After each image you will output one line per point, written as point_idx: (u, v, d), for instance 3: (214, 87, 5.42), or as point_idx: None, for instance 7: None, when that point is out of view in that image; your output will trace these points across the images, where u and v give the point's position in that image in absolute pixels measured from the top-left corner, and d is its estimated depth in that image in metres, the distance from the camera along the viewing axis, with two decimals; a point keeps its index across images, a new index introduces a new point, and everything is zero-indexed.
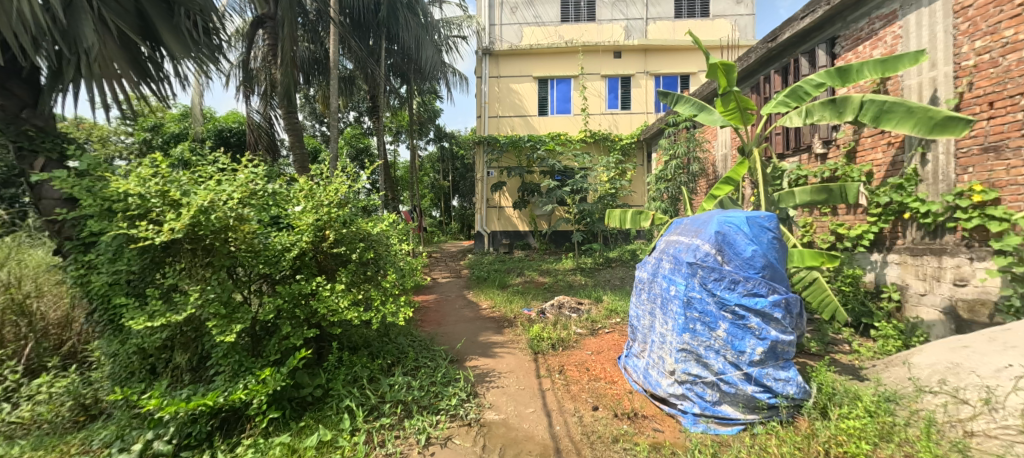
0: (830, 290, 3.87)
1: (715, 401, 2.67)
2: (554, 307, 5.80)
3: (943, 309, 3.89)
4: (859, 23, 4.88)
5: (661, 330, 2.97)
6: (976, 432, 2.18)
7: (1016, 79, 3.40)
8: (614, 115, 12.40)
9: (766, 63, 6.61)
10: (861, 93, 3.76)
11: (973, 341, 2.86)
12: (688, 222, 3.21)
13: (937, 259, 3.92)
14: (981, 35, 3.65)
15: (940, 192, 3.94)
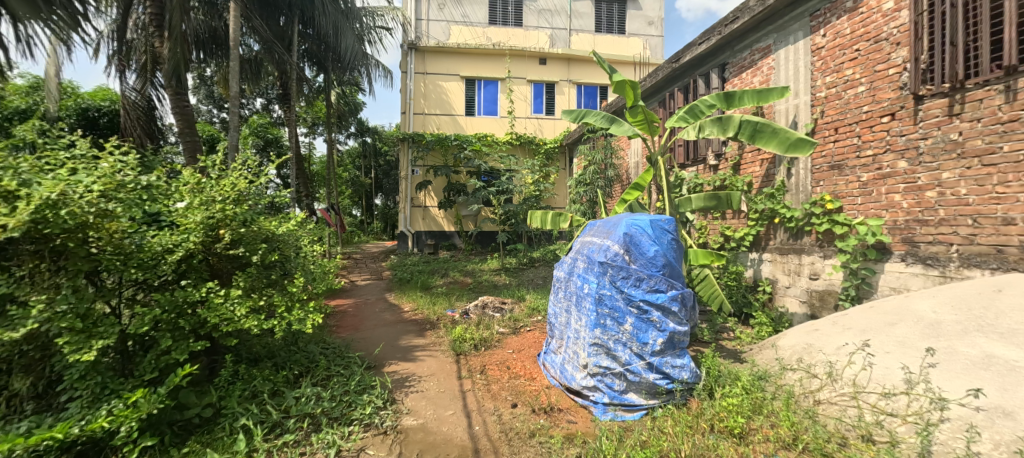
0: (718, 285, 4.39)
1: (622, 390, 2.88)
2: (478, 307, 5.81)
3: (803, 300, 4.63)
4: (743, 53, 5.61)
5: (576, 327, 3.12)
6: (822, 401, 2.63)
7: (853, 110, 4.16)
8: (539, 120, 12.80)
9: (670, 82, 7.32)
10: (740, 114, 4.31)
11: (821, 325, 3.45)
12: (601, 224, 3.44)
13: (799, 257, 4.65)
14: (830, 72, 4.41)
15: (801, 201, 4.69)
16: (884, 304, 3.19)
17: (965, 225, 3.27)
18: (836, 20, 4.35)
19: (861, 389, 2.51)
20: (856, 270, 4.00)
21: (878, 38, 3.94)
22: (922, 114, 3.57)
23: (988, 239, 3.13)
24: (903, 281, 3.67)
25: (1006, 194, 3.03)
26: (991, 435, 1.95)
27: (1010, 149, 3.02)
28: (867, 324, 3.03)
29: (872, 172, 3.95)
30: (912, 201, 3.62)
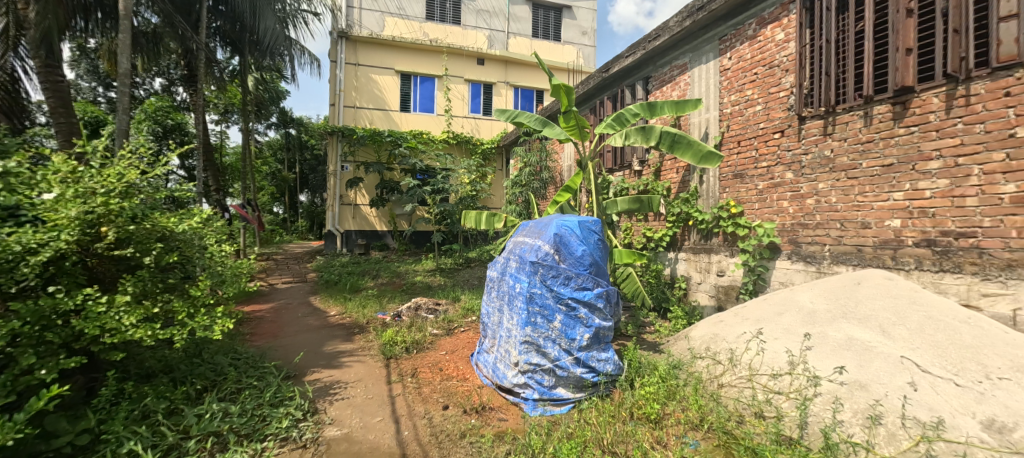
0: (640, 283, 4.71)
1: (551, 385, 2.97)
2: (410, 309, 5.64)
3: (712, 294, 5.13)
4: (663, 68, 6.09)
5: (508, 325, 3.15)
6: (724, 385, 2.93)
7: (753, 126, 4.69)
8: (477, 119, 12.79)
9: (599, 90, 7.71)
10: (660, 125, 4.66)
11: (724, 317, 3.86)
12: (532, 224, 3.52)
13: (709, 256, 5.15)
14: (734, 91, 4.94)
15: (711, 206, 5.20)
16: (774, 297, 3.65)
17: (835, 229, 3.84)
18: (739, 46, 4.88)
19: (755, 372, 2.84)
20: (754, 267, 4.52)
21: (771, 65, 4.49)
22: (804, 133, 4.14)
23: (851, 240, 3.71)
24: (790, 277, 4.21)
25: (865, 203, 3.62)
26: (850, 405, 2.32)
27: (867, 165, 3.61)
28: (760, 315, 3.45)
29: (767, 181, 4.50)
30: (797, 207, 4.18)
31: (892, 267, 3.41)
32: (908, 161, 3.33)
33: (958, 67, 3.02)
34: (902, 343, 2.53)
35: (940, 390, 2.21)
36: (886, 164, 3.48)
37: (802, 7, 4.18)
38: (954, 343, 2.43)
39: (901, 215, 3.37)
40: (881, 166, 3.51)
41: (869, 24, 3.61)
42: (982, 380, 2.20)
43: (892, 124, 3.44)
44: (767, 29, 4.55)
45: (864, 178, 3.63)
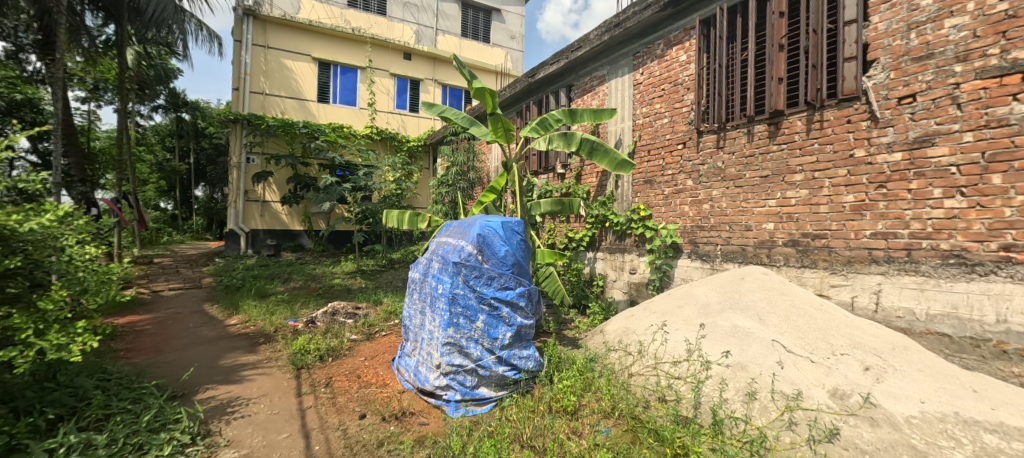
0: (560, 281, 4.93)
1: (474, 385, 2.97)
2: (326, 314, 5.26)
3: (625, 291, 5.53)
4: (584, 78, 6.44)
5: (430, 327, 3.10)
6: (633, 374, 3.19)
7: (660, 137, 5.15)
8: (402, 116, 12.37)
9: (525, 95, 7.90)
10: (580, 132, 4.92)
11: (635, 311, 4.19)
12: (456, 225, 3.51)
13: (623, 255, 5.54)
14: (644, 104, 5.39)
15: (624, 209, 5.60)
16: (676, 292, 4.04)
17: (725, 231, 4.36)
18: (650, 63, 5.33)
19: (659, 360, 3.13)
20: (660, 265, 4.96)
21: (675, 83, 4.98)
22: (702, 145, 4.65)
23: (737, 241, 4.24)
24: (689, 273, 4.70)
25: (748, 208, 4.16)
26: (733, 384, 2.66)
27: (750, 176, 4.16)
28: (665, 308, 3.80)
29: (672, 188, 4.97)
30: (695, 211, 4.67)
31: (768, 264, 3.97)
32: (780, 174, 3.91)
33: (815, 96, 3.62)
34: (773, 329, 2.96)
35: (800, 367, 2.62)
36: (763, 176, 4.04)
37: (701, 33, 4.69)
38: (811, 326, 2.91)
39: (774, 219, 3.94)
40: (760, 177, 4.07)
41: (752, 54, 4.17)
42: (829, 356, 2.66)
43: (768, 141, 4.01)
44: (672, 50, 5.03)
45: (748, 187, 4.17)
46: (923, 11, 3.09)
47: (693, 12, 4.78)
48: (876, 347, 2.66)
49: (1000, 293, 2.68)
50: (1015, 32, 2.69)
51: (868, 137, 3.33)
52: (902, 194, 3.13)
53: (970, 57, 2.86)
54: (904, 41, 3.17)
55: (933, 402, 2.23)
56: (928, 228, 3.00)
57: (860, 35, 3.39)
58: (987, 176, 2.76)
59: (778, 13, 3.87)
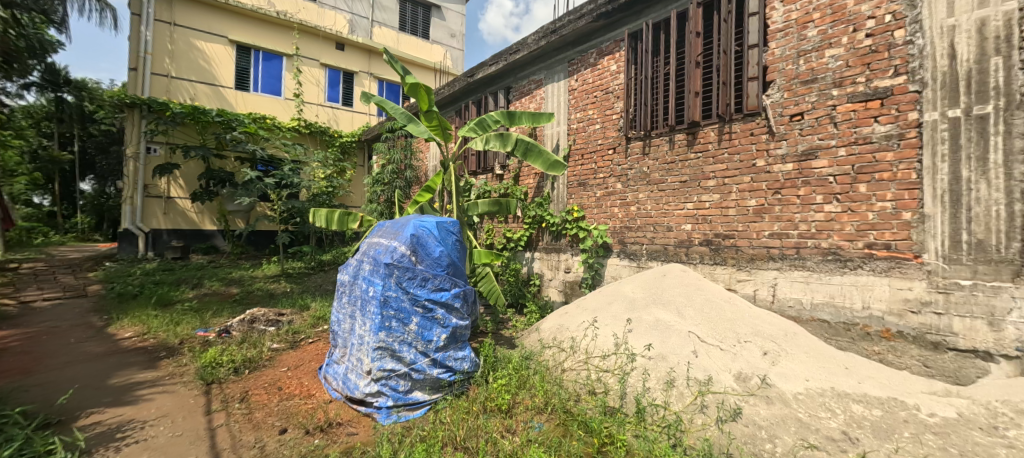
0: (496, 281, 4.97)
1: (407, 390, 2.89)
2: (243, 322, 4.81)
3: (561, 289, 5.70)
4: (522, 81, 6.55)
5: (360, 332, 2.97)
6: (566, 369, 3.30)
7: (593, 142, 5.40)
8: (334, 109, 11.70)
9: (464, 94, 7.85)
10: (516, 133, 4.99)
11: (569, 309, 4.35)
12: (389, 225, 3.39)
13: (558, 255, 5.71)
14: (578, 109, 5.61)
15: (560, 210, 5.79)
16: (606, 290, 4.26)
17: (649, 231, 4.68)
18: (583, 70, 5.56)
19: (590, 355, 3.28)
20: (593, 264, 5.19)
21: (606, 91, 5.25)
22: (630, 151, 4.94)
23: (660, 240, 4.57)
24: (618, 272, 4.97)
25: (669, 210, 4.50)
26: (655, 374, 2.86)
27: (671, 180, 4.50)
28: (596, 305, 3.99)
29: (603, 190, 5.22)
30: (623, 213, 4.96)
31: (686, 262, 4.32)
32: (696, 179, 4.28)
33: (725, 110, 4.02)
34: (689, 321, 3.23)
35: (711, 355, 2.89)
36: (682, 181, 4.40)
37: (629, 45, 4.99)
38: (720, 318, 3.22)
39: (691, 221, 4.30)
40: (680, 182, 4.41)
41: (672, 68, 4.52)
42: (735, 344, 2.96)
43: (687, 150, 4.38)
44: (604, 60, 5.30)
45: (669, 191, 4.51)
46: (808, 41, 3.55)
47: (622, 26, 5.07)
48: (772, 334, 3.02)
49: (865, 283, 3.16)
50: (876, 64, 3.19)
51: (767, 149, 3.76)
52: (793, 199, 3.58)
53: (844, 83, 3.34)
54: (795, 66, 3.63)
55: (815, 379, 2.57)
56: (812, 229, 3.45)
57: (761, 58, 3.82)
58: (856, 184, 3.24)
59: (695, 33, 4.25)
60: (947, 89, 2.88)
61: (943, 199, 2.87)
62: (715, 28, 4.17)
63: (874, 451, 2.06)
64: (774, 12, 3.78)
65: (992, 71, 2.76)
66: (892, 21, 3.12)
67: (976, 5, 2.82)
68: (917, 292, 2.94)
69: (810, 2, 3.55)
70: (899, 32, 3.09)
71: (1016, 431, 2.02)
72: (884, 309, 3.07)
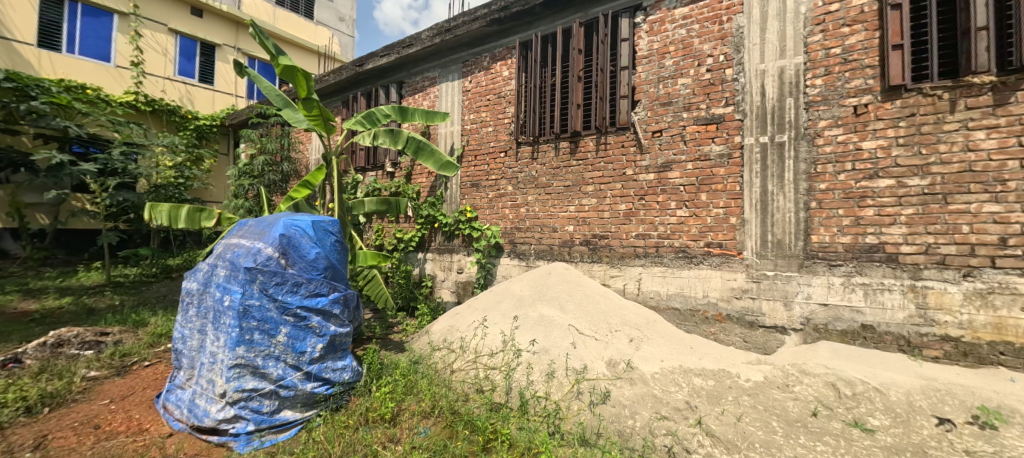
0: (384, 284, 4.74)
1: (273, 410, 2.57)
2: (44, 347, 3.76)
3: (453, 290, 5.66)
4: (416, 77, 6.36)
5: (212, 349, 2.56)
6: (455, 370, 3.30)
7: (486, 144, 5.49)
8: (188, 86, 9.90)
9: (351, 85, 7.32)
10: (407, 130, 4.78)
11: (460, 309, 4.36)
12: (253, 223, 2.99)
13: (451, 256, 5.68)
14: (472, 111, 5.66)
15: (453, 210, 5.76)
16: (496, 289, 4.37)
17: (537, 232, 4.93)
18: (477, 73, 5.62)
19: (479, 354, 3.33)
20: (485, 264, 5.28)
21: (499, 95, 5.39)
22: (520, 155, 5.15)
23: (546, 241, 4.85)
24: (509, 271, 5.14)
25: (554, 212, 4.80)
26: (537, 367, 3.02)
27: (556, 184, 4.81)
28: (486, 304, 4.08)
29: (495, 192, 5.35)
30: (514, 215, 5.14)
31: (569, 260, 4.66)
32: (578, 184, 4.65)
33: (602, 123, 4.46)
34: (570, 315, 3.50)
35: (587, 346, 3.16)
36: (566, 185, 4.74)
37: (520, 54, 5.20)
38: (596, 310, 3.55)
39: (573, 223, 4.66)
40: (564, 186, 4.75)
41: (558, 80, 4.85)
42: (607, 334, 3.30)
43: (570, 157, 4.73)
44: (497, 64, 5.43)
45: (555, 194, 4.82)
46: (666, 69, 4.13)
47: (514, 34, 5.26)
48: (637, 323, 3.44)
49: (705, 276, 3.80)
50: (714, 94, 3.85)
51: (635, 160, 4.26)
52: (653, 205, 4.12)
53: (691, 108, 3.96)
54: (656, 89, 4.18)
55: (668, 359, 3.00)
56: (669, 230, 4.02)
57: (630, 80, 4.35)
58: (700, 193, 3.87)
59: (577, 50, 4.64)
60: (760, 120, 3.61)
61: (757, 207, 3.58)
62: (594, 48, 4.61)
63: (707, 415, 2.46)
64: (641, 40, 4.31)
65: (788, 109, 3.51)
66: (725, 60, 3.81)
67: (778, 56, 3.57)
68: (740, 282, 3.63)
69: (667, 36, 4.13)
70: (729, 70, 3.78)
71: (800, 386, 2.62)
72: (718, 297, 3.72)
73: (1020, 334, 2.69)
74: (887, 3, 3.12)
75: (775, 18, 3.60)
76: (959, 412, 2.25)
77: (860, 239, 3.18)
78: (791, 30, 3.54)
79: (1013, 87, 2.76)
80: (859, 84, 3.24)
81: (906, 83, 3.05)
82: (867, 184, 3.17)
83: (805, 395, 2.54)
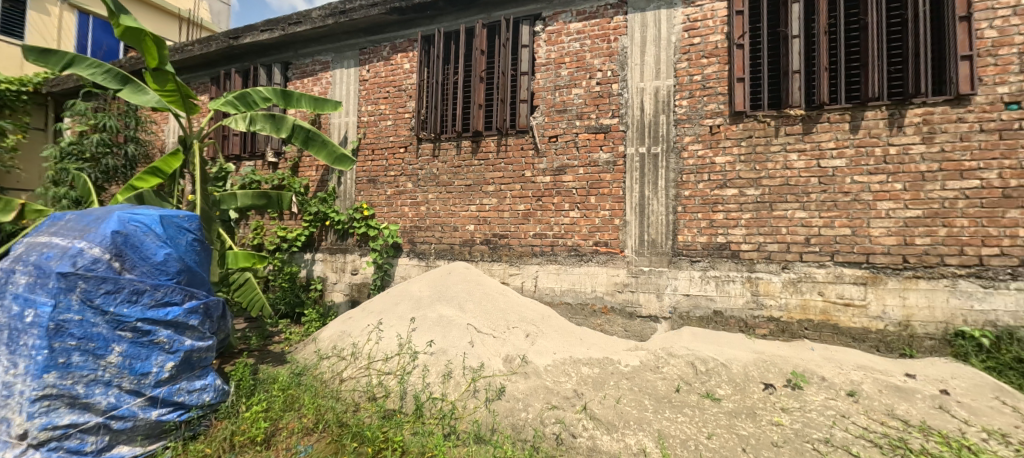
0: (259, 290, 4.28)
1: (101, 448, 2.11)
2: None
3: (346, 293, 5.26)
4: (305, 60, 5.77)
5: (6, 378, 2.00)
6: (345, 379, 3.07)
7: (384, 138, 5.22)
8: None
9: (223, 60, 6.35)
10: (293, 116, 4.22)
11: (354, 313, 4.10)
12: (73, 217, 2.41)
13: (344, 256, 5.28)
14: (369, 102, 5.33)
15: (347, 207, 5.36)
16: (393, 290, 4.19)
17: (437, 231, 4.85)
18: (375, 62, 5.31)
19: (372, 360, 3.15)
20: (382, 264, 5.01)
21: (399, 88, 5.17)
22: (420, 152, 5.00)
23: (447, 240, 4.79)
24: (408, 271, 4.95)
25: (456, 212, 4.76)
26: (434, 369, 2.98)
27: (458, 184, 4.78)
28: (382, 307, 3.89)
29: (393, 189, 5.11)
30: (413, 213, 4.97)
31: (470, 260, 4.66)
32: (479, 184, 4.68)
33: (502, 125, 4.57)
34: (469, 314, 3.51)
35: (484, 344, 3.20)
36: (467, 184, 4.74)
37: (422, 48, 5.05)
38: (494, 308, 3.62)
39: (474, 222, 4.68)
40: (465, 185, 4.74)
41: (460, 79, 4.83)
42: (505, 331, 3.39)
43: (471, 156, 4.74)
44: (397, 56, 5.20)
45: (456, 193, 4.78)
46: (562, 78, 4.38)
47: (416, 26, 5.09)
48: (533, 319, 3.60)
49: (593, 272, 4.12)
50: (602, 106, 4.20)
51: (532, 163, 4.45)
52: (549, 206, 4.35)
53: (583, 117, 4.27)
54: (552, 96, 4.42)
55: (560, 352, 3.20)
56: (563, 230, 4.28)
57: (529, 85, 4.52)
58: (590, 196, 4.19)
59: (480, 51, 4.68)
60: (640, 132, 4.04)
61: (636, 210, 4.01)
62: (496, 50, 4.69)
63: (591, 402, 2.67)
64: (540, 49, 4.51)
65: (662, 124, 3.99)
66: (612, 76, 4.19)
67: (654, 77, 4.04)
68: (622, 277, 4.02)
69: (563, 47, 4.38)
70: (615, 85, 4.17)
71: (667, 367, 2.99)
72: (604, 291, 4.07)
73: (818, 313, 3.43)
74: (734, 42, 3.73)
75: (652, 43, 4.06)
76: (779, 377, 2.80)
77: (713, 238, 3.76)
78: (664, 55, 4.02)
79: (815, 120, 3.52)
80: (714, 108, 3.82)
81: (746, 111, 3.69)
82: (719, 192, 3.76)
83: (670, 374, 2.92)
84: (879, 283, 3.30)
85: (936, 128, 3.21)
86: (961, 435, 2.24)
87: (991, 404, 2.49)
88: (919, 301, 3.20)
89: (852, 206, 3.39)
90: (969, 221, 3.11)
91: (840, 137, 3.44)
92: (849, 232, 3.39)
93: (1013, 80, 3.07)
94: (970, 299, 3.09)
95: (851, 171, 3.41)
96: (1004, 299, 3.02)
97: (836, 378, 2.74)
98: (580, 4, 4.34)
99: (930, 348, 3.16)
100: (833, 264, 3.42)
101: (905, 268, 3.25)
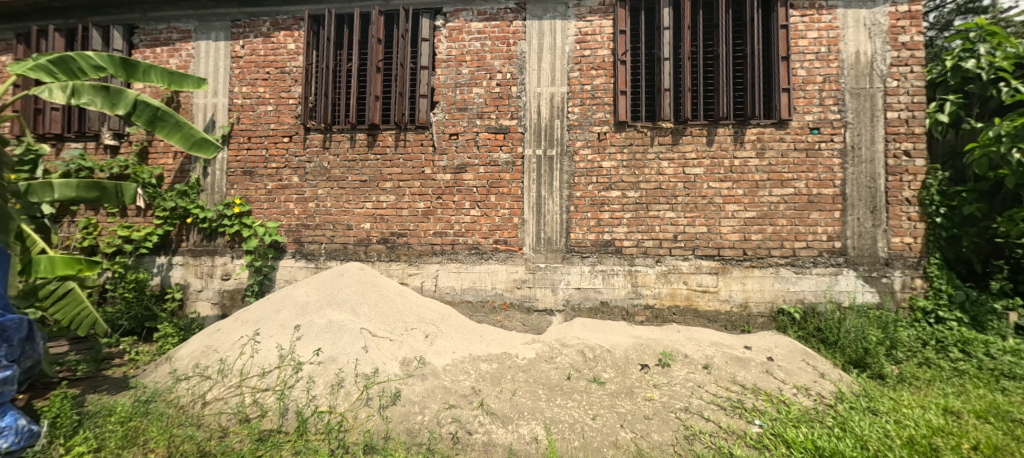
0: (89, 303, 3.52)
1: None
2: None
3: (214, 301, 4.56)
4: (158, 25, 4.84)
5: None
6: (209, 401, 2.66)
7: (263, 125, 4.63)
8: None
9: (34, 12, 4.98)
10: (138, 92, 3.46)
11: (223, 324, 3.59)
12: None
13: (211, 259, 4.57)
14: (244, 83, 4.67)
15: (215, 202, 4.64)
16: (275, 296, 3.75)
17: (328, 230, 4.46)
18: (252, 38, 4.68)
19: (245, 376, 2.79)
20: (260, 267, 4.44)
21: (282, 70, 4.63)
22: (308, 142, 4.55)
23: (339, 239, 4.44)
24: (292, 274, 4.47)
25: (349, 209, 4.44)
26: (321, 380, 2.76)
27: (351, 179, 4.47)
28: (259, 316, 3.46)
29: (275, 182, 4.57)
30: (301, 210, 4.51)
31: (365, 260, 4.39)
32: (375, 180, 4.43)
33: (401, 119, 4.42)
34: (363, 317, 3.30)
35: (379, 347, 3.06)
36: (362, 180, 4.45)
37: (309, 28, 4.60)
38: (391, 309, 3.47)
39: (369, 220, 4.41)
40: (360, 181, 4.45)
41: (354, 66, 4.52)
42: (402, 333, 3.28)
43: (367, 150, 4.47)
44: (279, 34, 4.65)
45: (349, 189, 4.46)
46: (462, 76, 4.36)
47: (302, 4, 4.61)
48: (432, 319, 3.53)
49: (493, 270, 4.20)
50: (502, 107, 4.29)
51: (433, 160, 4.36)
52: (449, 204, 4.31)
53: (483, 117, 4.31)
54: (453, 93, 4.37)
55: (460, 351, 3.21)
56: (463, 229, 4.27)
57: (429, 80, 4.42)
58: (490, 195, 4.25)
59: (376, 39, 4.45)
60: (536, 135, 4.23)
61: (534, 210, 4.19)
62: (394, 40, 4.50)
63: (489, 397, 2.72)
64: (440, 44, 4.42)
65: (556, 129, 4.22)
66: (511, 78, 4.30)
67: (549, 83, 4.25)
68: (520, 273, 4.17)
69: (464, 45, 4.37)
70: (514, 88, 4.29)
71: (560, 357, 3.19)
72: (504, 288, 4.18)
73: (683, 299, 3.98)
74: (619, 58, 4.12)
75: (548, 50, 4.27)
76: (652, 358, 3.18)
77: (600, 236, 4.12)
78: (558, 63, 4.26)
79: (681, 133, 4.06)
80: (601, 116, 4.17)
81: (627, 121, 4.11)
82: (605, 194, 4.12)
83: (562, 363, 3.12)
84: (726, 272, 3.95)
85: (766, 145, 3.95)
86: (779, 392, 2.79)
87: (799, 365, 3.15)
88: (755, 286, 3.90)
89: (708, 207, 3.99)
90: (787, 221, 3.89)
91: (699, 148, 4.03)
92: (706, 230, 3.99)
93: (815, 110, 3.91)
94: (788, 282, 3.87)
95: (708, 178, 4.01)
96: (809, 282, 3.84)
97: (695, 354, 3.20)
98: (481, 4, 4.37)
99: (761, 324, 3.88)
100: (694, 257, 3.99)
101: (745, 259, 3.93)
